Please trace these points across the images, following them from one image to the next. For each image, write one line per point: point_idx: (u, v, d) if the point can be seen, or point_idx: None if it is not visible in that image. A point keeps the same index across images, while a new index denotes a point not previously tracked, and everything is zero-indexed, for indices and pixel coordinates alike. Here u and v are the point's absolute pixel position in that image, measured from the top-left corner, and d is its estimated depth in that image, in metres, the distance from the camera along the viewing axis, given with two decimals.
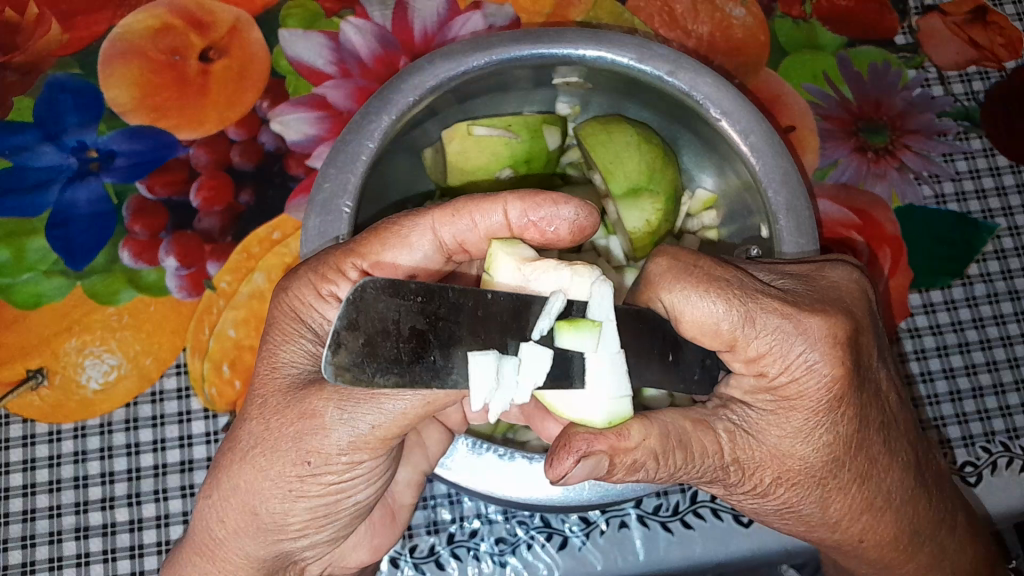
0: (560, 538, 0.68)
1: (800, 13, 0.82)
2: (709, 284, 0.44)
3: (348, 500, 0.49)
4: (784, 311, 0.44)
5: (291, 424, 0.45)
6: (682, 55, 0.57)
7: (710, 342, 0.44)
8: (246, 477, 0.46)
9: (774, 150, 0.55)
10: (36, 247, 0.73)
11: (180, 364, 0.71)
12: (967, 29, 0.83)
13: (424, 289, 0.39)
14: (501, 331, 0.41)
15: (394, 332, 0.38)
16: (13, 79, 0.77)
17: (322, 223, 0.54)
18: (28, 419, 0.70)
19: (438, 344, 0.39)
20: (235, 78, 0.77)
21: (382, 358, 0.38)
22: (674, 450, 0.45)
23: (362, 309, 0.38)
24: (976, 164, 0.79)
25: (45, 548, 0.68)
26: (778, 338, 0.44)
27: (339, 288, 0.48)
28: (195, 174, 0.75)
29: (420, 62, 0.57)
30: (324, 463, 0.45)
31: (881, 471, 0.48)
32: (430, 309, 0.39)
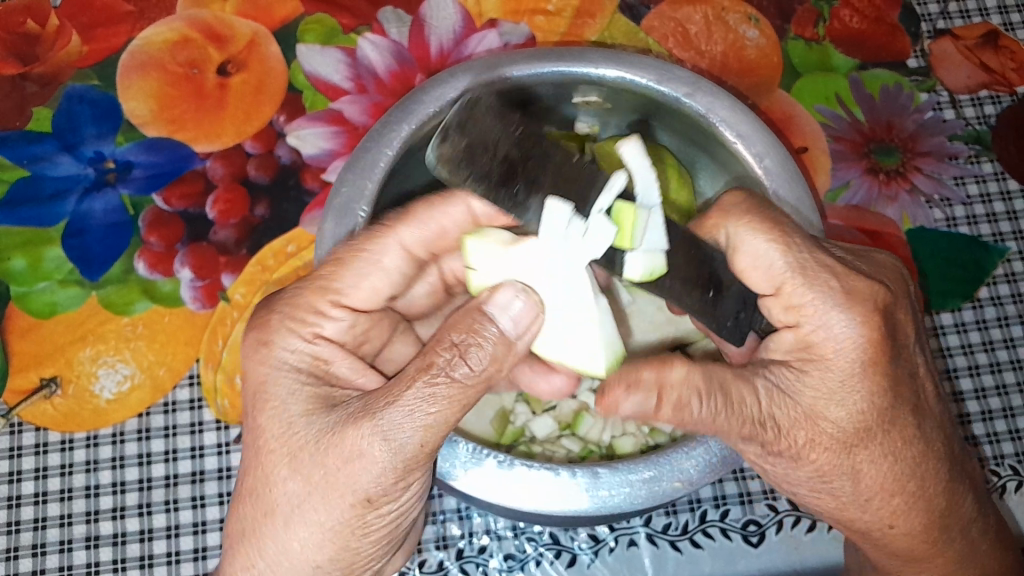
0: (568, 555, 0.68)
1: (812, 35, 0.82)
2: (778, 230, 0.49)
3: (404, 520, 0.50)
4: (835, 271, 0.49)
5: (330, 458, 0.46)
6: (701, 79, 0.58)
7: (760, 278, 0.50)
8: (299, 517, 0.47)
9: (788, 176, 0.56)
10: (53, 257, 0.74)
11: (193, 375, 0.71)
12: (978, 54, 0.83)
13: (520, 125, 0.47)
14: (579, 192, 0.48)
15: (490, 149, 0.46)
16: (33, 90, 0.78)
17: (338, 227, 0.54)
18: (40, 427, 0.70)
19: (522, 180, 0.46)
20: (251, 92, 0.78)
21: (477, 165, 0.45)
22: (716, 393, 0.49)
23: (472, 120, 0.46)
24: (987, 188, 0.79)
25: (55, 556, 0.68)
26: (821, 296, 0.48)
27: (323, 327, 0.51)
28: (211, 186, 0.75)
29: (441, 76, 0.58)
30: (382, 495, 0.46)
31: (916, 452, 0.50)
32: (522, 144, 0.47)
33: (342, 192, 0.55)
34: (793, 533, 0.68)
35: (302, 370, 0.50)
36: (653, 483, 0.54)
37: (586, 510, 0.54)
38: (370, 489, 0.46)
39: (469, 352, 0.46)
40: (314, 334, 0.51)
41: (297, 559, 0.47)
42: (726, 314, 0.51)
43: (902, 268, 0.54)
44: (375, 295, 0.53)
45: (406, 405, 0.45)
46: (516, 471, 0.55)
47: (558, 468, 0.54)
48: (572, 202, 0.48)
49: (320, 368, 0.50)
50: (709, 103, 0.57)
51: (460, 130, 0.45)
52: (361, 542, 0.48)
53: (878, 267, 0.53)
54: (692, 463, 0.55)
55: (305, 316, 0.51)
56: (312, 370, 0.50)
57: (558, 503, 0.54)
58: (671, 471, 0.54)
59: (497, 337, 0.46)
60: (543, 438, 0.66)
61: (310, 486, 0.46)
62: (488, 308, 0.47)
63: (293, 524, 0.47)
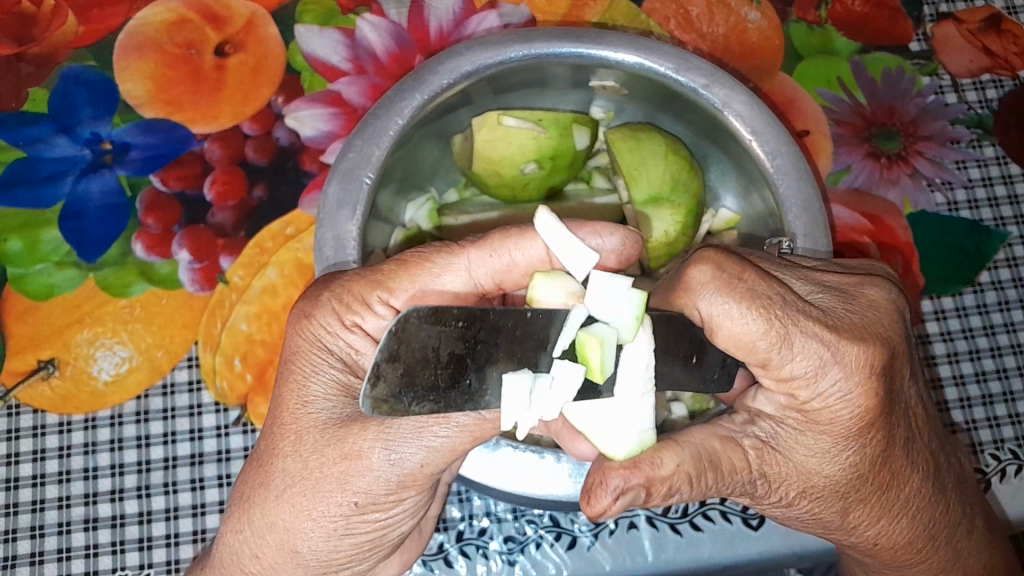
0: (569, 538, 0.68)
1: (814, 18, 0.82)
2: (755, 304, 0.42)
3: (391, 532, 0.50)
4: (824, 338, 0.43)
5: (332, 464, 0.46)
6: (721, 71, 0.58)
7: (744, 356, 0.43)
8: (286, 515, 0.47)
9: (800, 177, 0.55)
10: (50, 238, 0.73)
11: (191, 357, 0.71)
12: (981, 38, 0.83)
13: (466, 313, 0.41)
14: (535, 347, 0.42)
15: (434, 359, 0.40)
16: (29, 70, 0.77)
17: (341, 193, 0.54)
18: (38, 410, 0.70)
19: (475, 367, 0.41)
20: (250, 73, 0.77)
21: (419, 386, 0.40)
22: (707, 470, 0.45)
23: (404, 340, 0.39)
24: (988, 172, 0.79)
25: (54, 539, 0.68)
26: (813, 366, 0.43)
27: (363, 320, 0.47)
28: (209, 168, 0.75)
29: (457, 49, 0.57)
30: (370, 503, 0.47)
31: (901, 485, 0.48)
32: (470, 334, 0.41)
33: (348, 158, 0.55)
34: None
35: (336, 357, 0.48)
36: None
37: (567, 494, 0.56)
38: (361, 496, 0.46)
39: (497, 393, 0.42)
40: (354, 324, 0.48)
41: (279, 538, 0.47)
42: (710, 367, 0.46)
43: (900, 298, 0.48)
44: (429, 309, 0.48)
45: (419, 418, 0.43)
46: (501, 453, 0.56)
47: (543, 451, 0.56)
48: (534, 361, 0.42)
49: (354, 357, 0.48)
50: (726, 95, 0.57)
51: (392, 359, 0.39)
52: (342, 541, 0.48)
53: (875, 308, 0.46)
54: None
55: (352, 305, 0.47)
56: (346, 360, 0.48)
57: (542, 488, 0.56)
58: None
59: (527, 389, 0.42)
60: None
61: (303, 473, 0.46)
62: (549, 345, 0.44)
63: (283, 497, 0.47)
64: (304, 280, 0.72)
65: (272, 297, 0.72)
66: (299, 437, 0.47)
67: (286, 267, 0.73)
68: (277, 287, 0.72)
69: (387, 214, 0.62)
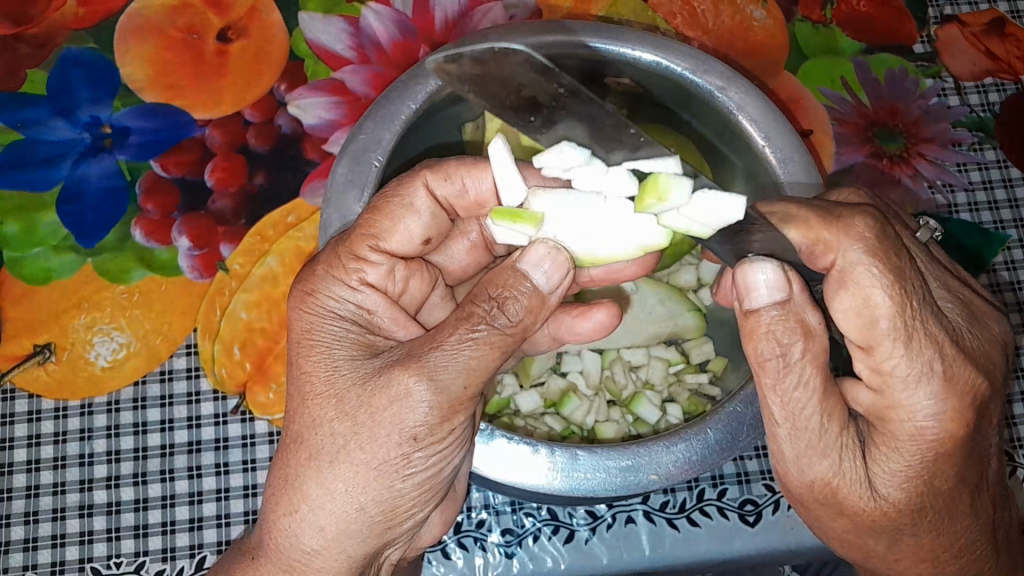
0: (566, 532, 0.68)
1: (819, 17, 0.82)
2: (895, 279, 0.43)
3: (448, 468, 0.49)
4: (943, 347, 0.44)
5: (384, 409, 0.45)
6: (737, 74, 0.58)
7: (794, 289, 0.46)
8: (345, 476, 0.46)
9: (808, 184, 0.56)
10: (47, 222, 0.72)
11: (190, 344, 0.71)
12: (984, 41, 0.83)
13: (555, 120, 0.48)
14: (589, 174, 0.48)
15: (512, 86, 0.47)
16: (27, 51, 0.76)
17: (350, 173, 0.54)
18: (33, 395, 0.69)
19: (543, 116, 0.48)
20: (252, 59, 0.77)
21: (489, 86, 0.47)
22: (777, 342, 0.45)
23: (501, 60, 0.47)
24: (989, 175, 0.79)
25: (48, 525, 0.67)
26: (915, 363, 0.43)
27: (368, 273, 0.51)
28: (210, 154, 0.74)
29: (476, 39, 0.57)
30: (428, 437, 0.46)
31: (962, 496, 0.47)
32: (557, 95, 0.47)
33: (358, 138, 0.55)
34: (790, 514, 0.68)
35: (347, 318, 0.50)
36: (634, 474, 0.54)
37: (558, 489, 0.54)
38: (417, 428, 0.45)
39: (507, 304, 0.46)
40: (360, 282, 0.51)
41: (342, 504, 0.46)
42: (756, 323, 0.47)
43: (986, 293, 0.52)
44: (411, 242, 0.53)
45: (450, 348, 0.45)
46: (497, 444, 0.55)
47: (537, 447, 0.54)
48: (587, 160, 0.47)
49: (365, 316, 0.51)
50: (741, 99, 0.57)
51: (476, 60, 0.48)
52: (405, 484, 0.47)
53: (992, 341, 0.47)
54: (672, 458, 0.54)
55: (350, 262, 0.51)
56: (356, 318, 0.50)
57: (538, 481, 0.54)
58: (654, 463, 0.54)
59: (532, 292, 0.47)
60: (527, 413, 0.66)
61: (353, 431, 0.46)
62: (522, 265, 0.48)
63: (338, 466, 0.46)
64: None
65: (272, 285, 0.71)
66: (342, 399, 0.47)
67: (286, 256, 0.72)
68: (277, 275, 0.71)
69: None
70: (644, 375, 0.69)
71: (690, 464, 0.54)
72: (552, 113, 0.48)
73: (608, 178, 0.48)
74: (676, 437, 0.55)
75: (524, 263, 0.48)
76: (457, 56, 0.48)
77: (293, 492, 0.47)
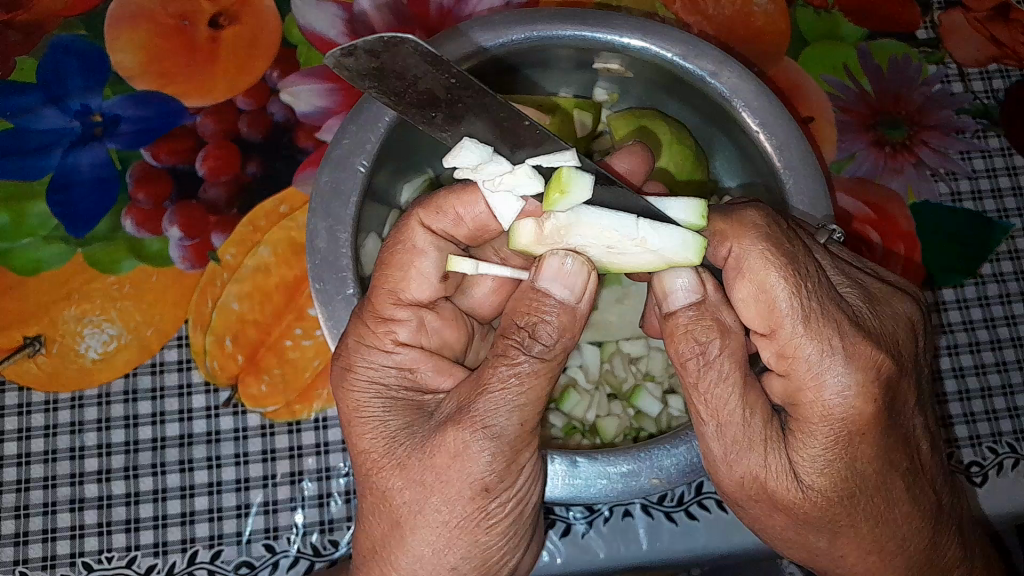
0: (563, 525, 0.67)
1: (821, 3, 0.80)
2: (788, 262, 0.44)
3: (528, 505, 0.48)
4: (842, 325, 0.44)
5: (438, 461, 0.44)
6: (730, 58, 0.56)
7: (752, 315, 0.45)
8: (428, 540, 0.45)
9: (807, 171, 0.54)
10: (37, 212, 0.71)
11: (181, 336, 0.70)
12: (989, 26, 0.81)
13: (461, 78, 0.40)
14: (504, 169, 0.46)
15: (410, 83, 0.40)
16: (17, 38, 0.75)
17: (334, 179, 0.53)
18: (23, 387, 0.68)
19: (445, 112, 0.42)
20: (245, 46, 0.76)
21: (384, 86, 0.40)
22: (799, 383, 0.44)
23: (392, 52, 0.38)
24: (992, 163, 0.78)
25: (39, 519, 0.66)
26: (818, 345, 0.44)
27: (399, 331, 0.50)
28: (201, 143, 0.73)
29: (472, 27, 0.56)
30: (497, 483, 0.45)
31: (898, 481, 0.47)
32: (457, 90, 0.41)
33: (346, 131, 0.54)
34: None
35: (389, 386, 0.49)
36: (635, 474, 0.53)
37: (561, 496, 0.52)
38: (486, 478, 0.44)
39: (539, 330, 0.45)
40: (394, 342, 0.50)
41: (431, 565, 0.46)
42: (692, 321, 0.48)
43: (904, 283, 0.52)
44: (430, 283, 0.52)
45: (494, 392, 0.44)
46: None
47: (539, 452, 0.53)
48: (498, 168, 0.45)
49: (414, 371, 0.50)
50: (737, 87, 0.56)
51: (371, 55, 0.38)
52: (488, 533, 0.46)
53: (897, 320, 0.47)
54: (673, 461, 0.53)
55: (376, 329, 0.50)
56: (404, 377, 0.50)
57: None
58: (653, 467, 0.53)
59: (559, 308, 0.46)
60: None
61: (425, 491, 0.45)
62: (541, 282, 0.46)
63: (418, 531, 0.45)
64: (298, 259, 0.71)
65: (265, 275, 0.71)
66: (405, 466, 0.46)
67: (279, 246, 0.71)
68: (269, 266, 0.71)
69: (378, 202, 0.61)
70: (644, 365, 0.68)
71: (690, 470, 0.53)
72: (452, 109, 0.42)
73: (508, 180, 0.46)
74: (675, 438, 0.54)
75: (541, 279, 0.46)
76: (350, 49, 0.37)
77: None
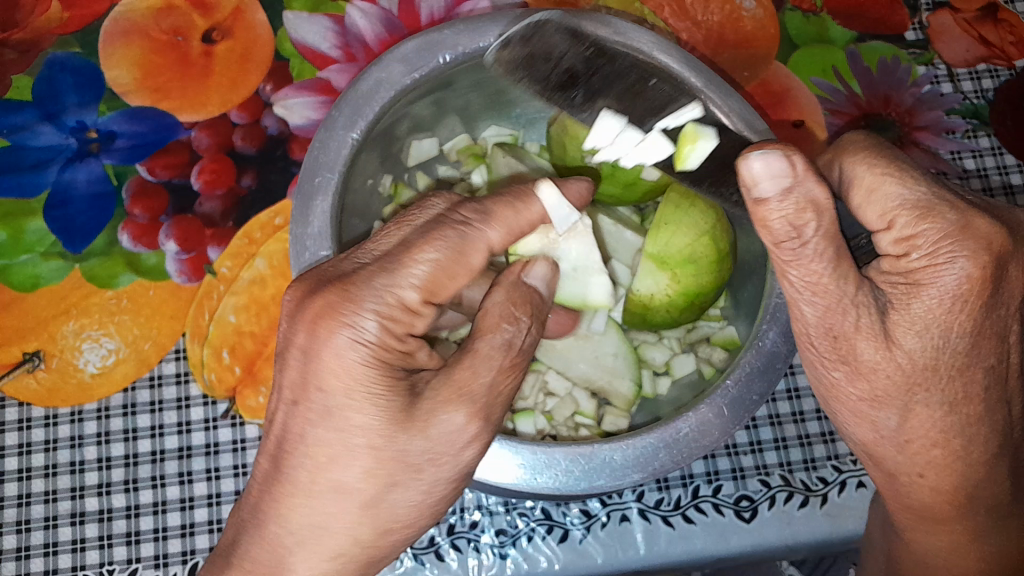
0: (560, 531, 0.67)
1: (810, 6, 0.81)
2: (895, 167, 0.46)
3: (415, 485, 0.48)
4: (951, 210, 0.44)
5: (336, 405, 0.45)
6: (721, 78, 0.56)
7: (870, 216, 0.46)
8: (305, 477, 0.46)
9: None
10: (34, 228, 0.72)
11: (179, 349, 0.70)
12: (977, 27, 0.82)
13: (597, 46, 0.55)
14: (648, 112, 0.56)
15: (553, 60, 0.55)
16: (13, 57, 0.76)
17: (352, 107, 0.55)
18: (24, 402, 0.69)
19: (586, 88, 0.56)
20: (238, 61, 0.76)
21: (536, 70, 0.56)
22: None
23: (541, 34, 0.55)
24: (983, 162, 0.78)
25: (40, 533, 0.67)
26: (931, 240, 0.44)
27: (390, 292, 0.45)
28: (196, 156, 0.74)
29: (444, 33, 0.57)
30: (387, 448, 0.45)
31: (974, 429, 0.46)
32: (592, 60, 0.55)
33: (325, 130, 0.55)
34: (785, 509, 0.68)
35: (390, 350, 0.45)
36: (591, 472, 0.52)
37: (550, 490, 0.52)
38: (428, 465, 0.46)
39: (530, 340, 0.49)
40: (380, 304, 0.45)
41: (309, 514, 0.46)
42: None
43: None
44: None
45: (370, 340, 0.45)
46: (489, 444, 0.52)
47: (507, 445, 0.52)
48: (636, 121, 0.56)
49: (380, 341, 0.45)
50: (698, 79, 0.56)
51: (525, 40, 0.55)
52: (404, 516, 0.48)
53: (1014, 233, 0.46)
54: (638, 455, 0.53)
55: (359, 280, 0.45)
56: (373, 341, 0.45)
57: (499, 477, 0.52)
58: (606, 468, 0.52)
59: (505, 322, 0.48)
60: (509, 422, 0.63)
61: (375, 465, 0.46)
62: (529, 275, 0.51)
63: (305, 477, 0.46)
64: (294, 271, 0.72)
65: (261, 288, 0.71)
66: (374, 445, 0.45)
67: (275, 258, 0.72)
68: (265, 278, 0.71)
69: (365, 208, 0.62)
70: (552, 405, 0.65)
71: (643, 461, 0.53)
72: (589, 84, 0.56)
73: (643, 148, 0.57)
74: (630, 439, 0.53)
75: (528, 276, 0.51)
76: (507, 40, 0.55)
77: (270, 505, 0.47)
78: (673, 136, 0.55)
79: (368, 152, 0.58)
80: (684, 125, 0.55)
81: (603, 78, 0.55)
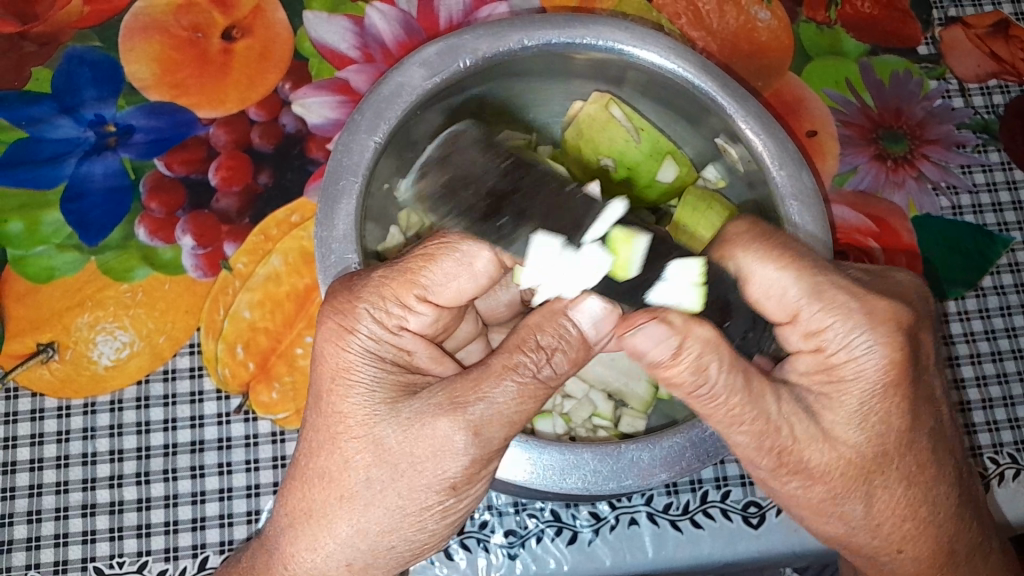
0: (569, 533, 0.68)
1: (824, 19, 0.82)
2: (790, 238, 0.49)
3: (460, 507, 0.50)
4: (853, 290, 0.49)
5: (411, 451, 0.46)
6: (732, 79, 0.58)
7: (776, 307, 0.49)
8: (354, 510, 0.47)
9: (800, 166, 0.57)
10: (51, 220, 0.72)
11: (193, 344, 0.71)
12: (988, 43, 0.83)
13: (514, 161, 0.55)
14: (573, 227, 0.50)
15: (471, 182, 0.54)
16: (32, 50, 0.76)
17: (376, 106, 0.56)
18: (36, 393, 0.69)
19: (511, 213, 0.51)
20: (257, 59, 0.77)
21: (460, 202, 0.54)
22: (739, 378, 0.47)
23: (455, 163, 0.56)
24: (993, 177, 0.79)
25: (51, 524, 0.67)
26: (841, 315, 0.48)
27: (408, 320, 0.50)
28: (214, 153, 0.74)
29: (464, 37, 0.58)
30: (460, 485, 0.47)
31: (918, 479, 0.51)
32: (515, 176, 0.53)
33: (348, 133, 0.55)
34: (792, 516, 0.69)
35: (384, 358, 0.49)
36: (620, 472, 0.52)
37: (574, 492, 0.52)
38: (455, 478, 0.47)
39: (554, 356, 0.47)
40: (398, 326, 0.50)
41: (346, 534, 0.48)
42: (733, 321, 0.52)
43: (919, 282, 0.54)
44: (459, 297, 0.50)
45: (491, 396, 0.46)
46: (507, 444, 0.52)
47: (538, 451, 0.52)
48: (566, 235, 0.50)
49: (398, 356, 0.50)
50: (715, 82, 0.58)
51: (443, 170, 0.56)
52: (438, 525, 0.49)
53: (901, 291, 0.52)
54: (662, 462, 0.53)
55: (388, 302, 0.49)
56: (386, 357, 0.49)
57: (518, 476, 0.52)
58: (633, 469, 0.53)
59: (576, 344, 0.48)
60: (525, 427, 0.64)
61: (375, 470, 0.47)
62: (573, 314, 0.48)
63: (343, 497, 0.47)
64: (308, 268, 0.72)
65: (276, 284, 0.71)
66: (379, 443, 0.47)
67: (290, 255, 0.72)
68: (281, 275, 0.72)
69: (381, 213, 0.63)
70: (569, 407, 0.65)
71: (671, 461, 0.53)
72: (516, 216, 0.51)
73: (583, 263, 0.50)
74: (654, 440, 0.53)
75: (574, 313, 0.48)
76: (426, 179, 0.56)
77: (317, 529, 0.48)
78: (605, 244, 0.50)
79: (389, 153, 0.59)
80: (612, 228, 0.50)
81: (525, 195, 0.52)
